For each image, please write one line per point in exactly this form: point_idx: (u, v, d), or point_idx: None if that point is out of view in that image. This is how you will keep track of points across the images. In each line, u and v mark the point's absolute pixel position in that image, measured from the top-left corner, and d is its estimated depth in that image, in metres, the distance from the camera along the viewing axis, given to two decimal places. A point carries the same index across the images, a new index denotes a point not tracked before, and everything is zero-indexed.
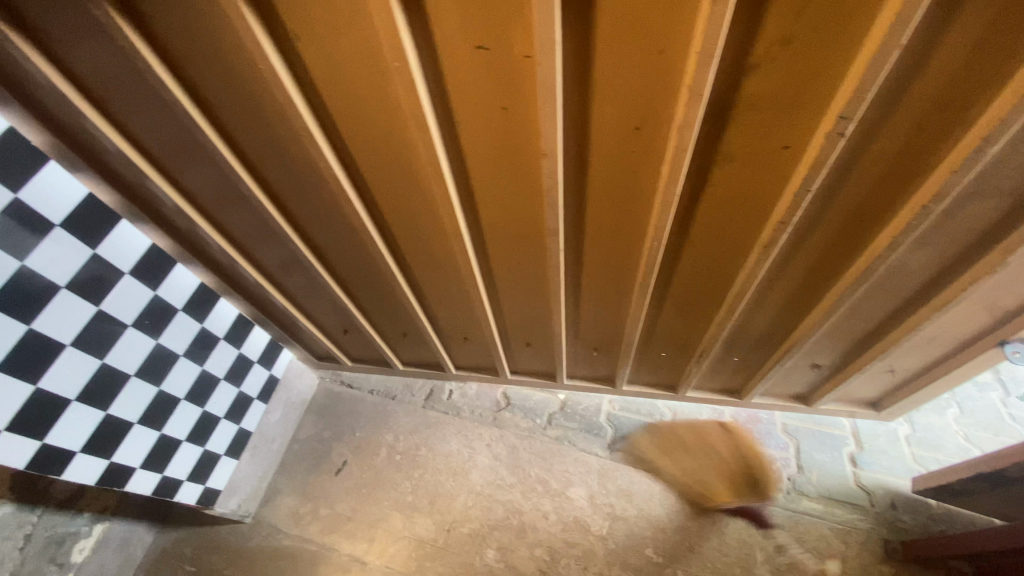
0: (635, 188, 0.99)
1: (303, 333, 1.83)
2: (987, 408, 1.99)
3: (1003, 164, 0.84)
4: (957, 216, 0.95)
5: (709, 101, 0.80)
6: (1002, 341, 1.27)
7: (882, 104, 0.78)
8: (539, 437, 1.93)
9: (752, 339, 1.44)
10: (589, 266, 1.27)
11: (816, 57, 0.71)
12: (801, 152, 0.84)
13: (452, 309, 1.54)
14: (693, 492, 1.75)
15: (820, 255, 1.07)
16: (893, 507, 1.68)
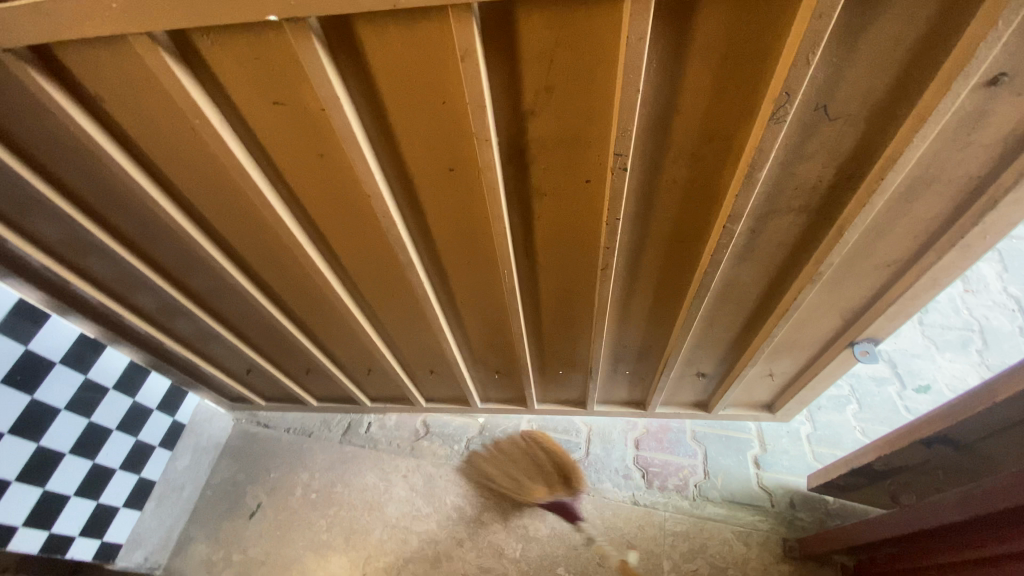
0: (472, 222, 1.04)
1: (208, 377, 1.82)
2: (885, 402, 2.09)
3: (785, 184, 0.92)
4: (766, 232, 1.03)
5: (506, 142, 0.87)
6: (851, 342, 1.35)
7: (659, 137, 0.84)
8: (455, 463, 1.94)
9: (633, 351, 1.51)
10: (462, 296, 1.31)
11: (581, 101, 0.78)
12: (603, 184, 0.93)
13: (346, 344, 1.56)
14: (609, 489, 1.84)
15: (659, 271, 1.15)
16: (792, 506, 1.75)
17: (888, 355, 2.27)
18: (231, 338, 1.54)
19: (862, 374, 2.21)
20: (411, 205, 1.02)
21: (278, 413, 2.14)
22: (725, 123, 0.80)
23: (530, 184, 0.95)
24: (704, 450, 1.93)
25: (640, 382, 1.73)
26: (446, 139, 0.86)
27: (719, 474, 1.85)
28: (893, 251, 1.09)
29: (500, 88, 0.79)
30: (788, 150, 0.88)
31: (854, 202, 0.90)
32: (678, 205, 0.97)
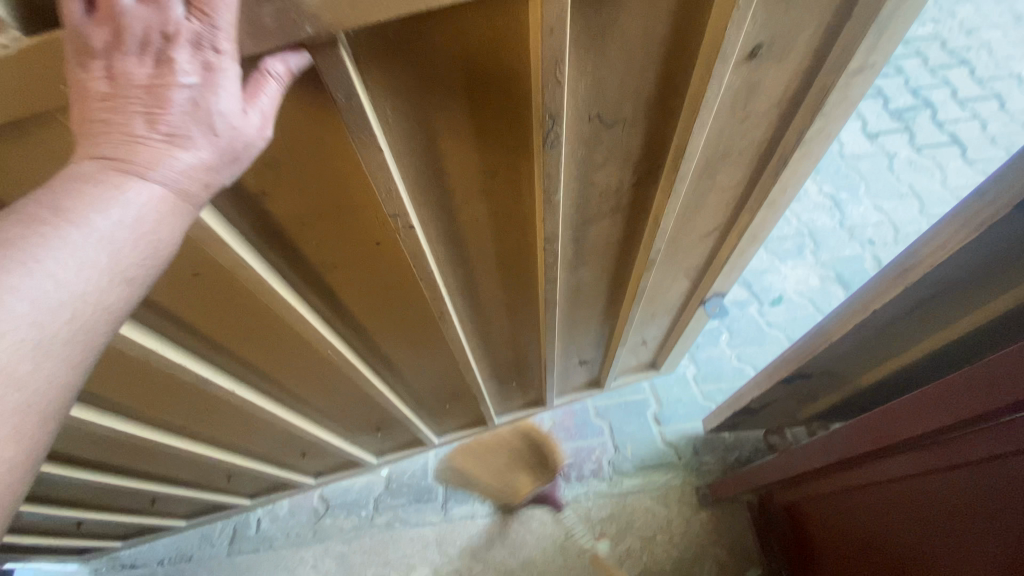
0: (258, 317, 0.98)
1: (23, 547, 1.49)
2: (749, 324, 2.26)
3: (592, 188, 0.93)
4: (589, 236, 1.07)
5: (270, 232, 0.82)
6: (702, 301, 1.49)
7: (438, 188, 0.85)
8: (367, 532, 1.77)
9: (507, 354, 1.51)
10: (284, 378, 1.21)
11: (339, 183, 0.78)
12: (393, 245, 0.93)
13: (180, 465, 1.39)
14: (525, 498, 1.78)
15: (501, 283, 1.17)
16: (696, 453, 1.83)
17: (744, 277, 2.44)
18: (40, 514, 1.32)
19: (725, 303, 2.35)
20: (181, 327, 0.93)
21: (142, 547, 1.81)
22: (502, 156, 0.82)
23: (306, 260, 0.91)
24: (610, 425, 1.92)
25: (531, 383, 1.76)
26: (183, 258, 0.79)
27: (628, 444, 1.87)
28: (713, 217, 1.15)
29: (259, 191, 0.75)
30: (581, 162, 0.86)
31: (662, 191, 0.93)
32: (489, 234, 1.00)
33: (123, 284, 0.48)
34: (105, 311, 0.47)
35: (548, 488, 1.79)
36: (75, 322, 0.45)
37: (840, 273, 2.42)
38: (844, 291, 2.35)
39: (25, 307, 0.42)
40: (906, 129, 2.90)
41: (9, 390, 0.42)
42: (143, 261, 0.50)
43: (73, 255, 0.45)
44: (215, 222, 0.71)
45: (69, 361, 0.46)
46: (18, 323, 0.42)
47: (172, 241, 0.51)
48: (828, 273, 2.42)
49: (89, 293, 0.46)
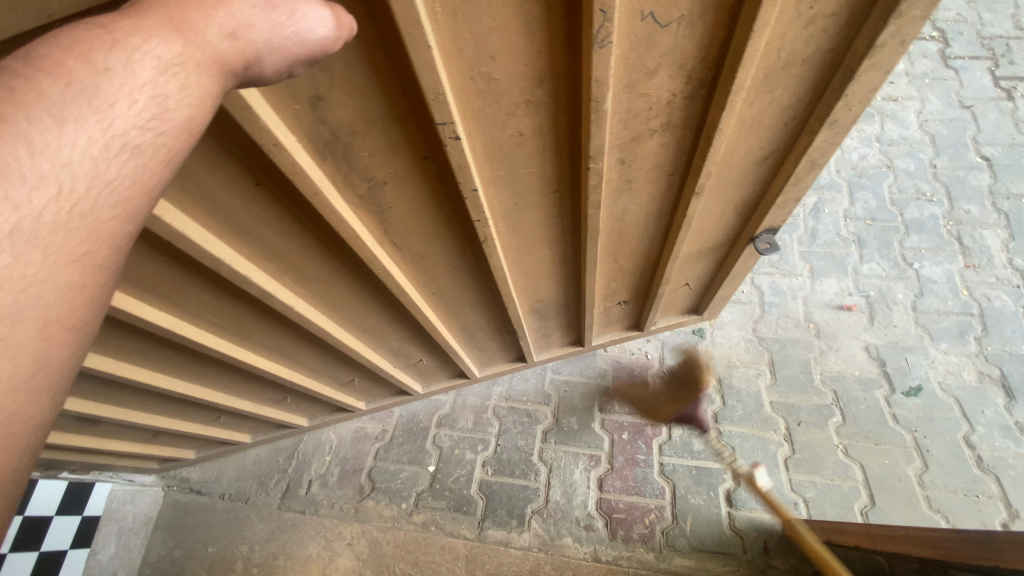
0: (317, 231, 0.93)
1: (114, 459, 1.70)
2: (872, 412, 1.89)
3: (636, 112, 0.86)
4: (638, 155, 0.96)
5: (312, 139, 0.74)
6: (752, 238, 1.38)
7: (493, 95, 0.75)
8: (404, 525, 1.79)
9: (554, 302, 1.56)
10: (332, 304, 1.19)
11: (381, 78, 0.68)
12: (441, 162, 0.83)
13: (249, 385, 1.51)
14: (558, 500, 1.76)
15: (560, 223, 1.13)
16: (766, 552, 1.61)
17: (878, 348, 2.05)
18: (117, 417, 1.40)
19: (846, 378, 1.98)
20: (241, 236, 0.88)
21: (211, 474, 1.99)
22: (562, 58, 0.72)
23: (361, 172, 0.82)
24: (673, 486, 1.75)
25: (568, 325, 1.78)
26: (245, 146, 0.72)
27: (687, 517, 1.69)
28: (764, 137, 1.05)
29: (333, 97, 0.69)
30: (628, 70, 0.77)
31: (715, 102, 0.85)
32: (545, 151, 0.89)
33: (129, 158, 0.45)
34: (135, 182, 0.46)
35: (593, 499, 1.75)
36: (78, 197, 0.43)
37: (1007, 372, 1.95)
38: (1004, 399, 1.89)
39: (17, 176, 0.39)
40: None
41: (14, 275, 0.39)
42: (147, 131, 0.46)
43: (72, 120, 0.42)
44: (268, 119, 0.65)
45: (73, 254, 0.43)
46: (11, 192, 0.39)
47: (182, 114, 0.48)
48: (989, 370, 1.96)
49: (87, 165, 0.43)
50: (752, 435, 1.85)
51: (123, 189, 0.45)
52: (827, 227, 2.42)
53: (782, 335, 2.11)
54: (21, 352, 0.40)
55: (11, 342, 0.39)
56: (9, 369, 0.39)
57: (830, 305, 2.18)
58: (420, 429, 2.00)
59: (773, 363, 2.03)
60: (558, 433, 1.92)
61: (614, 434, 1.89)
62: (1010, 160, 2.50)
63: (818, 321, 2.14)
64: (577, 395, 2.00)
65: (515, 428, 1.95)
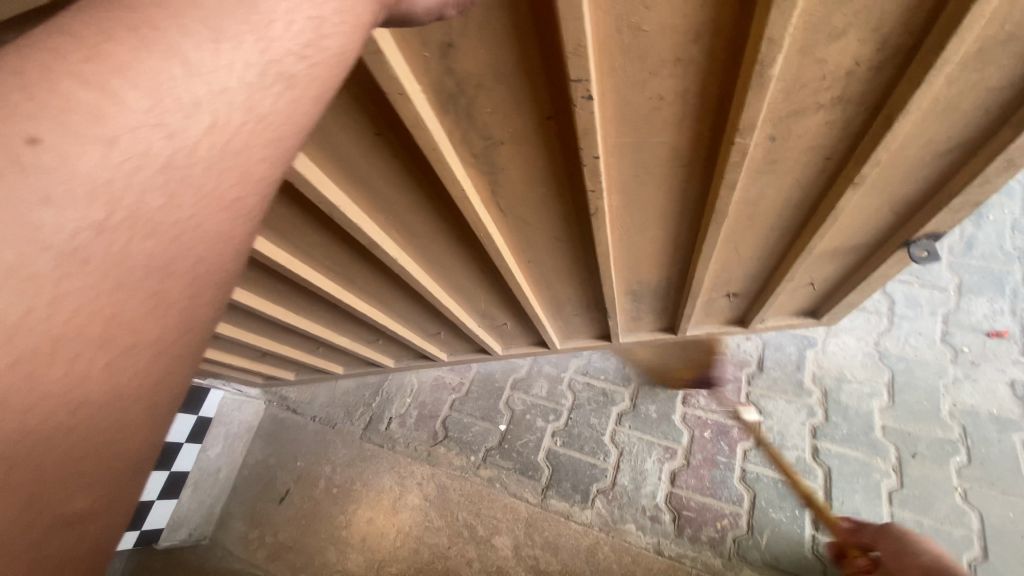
0: (426, 186, 0.91)
1: (225, 370, 1.89)
2: (1008, 458, 1.62)
3: (800, 84, 0.73)
4: (794, 131, 0.83)
5: (439, 90, 0.71)
6: (906, 242, 1.18)
7: (642, 52, 0.67)
8: (470, 477, 1.85)
9: (653, 285, 1.46)
10: (431, 258, 1.19)
11: (522, 26, 0.62)
12: (565, 124, 0.76)
13: (350, 323, 1.59)
14: (627, 487, 1.72)
15: (679, 203, 1.03)
16: None
17: None
18: (233, 335, 1.54)
19: (982, 413, 1.71)
20: (355, 183, 0.88)
21: (305, 396, 2.18)
22: (728, 11, 0.61)
23: (480, 129, 0.79)
24: (753, 495, 1.64)
25: (665, 310, 1.66)
26: (371, 95, 0.70)
27: (764, 531, 1.57)
28: (956, 124, 0.87)
29: (467, 44, 0.64)
30: (808, 29, 0.65)
31: (907, 78, 0.70)
32: (684, 120, 0.79)
33: (283, 89, 0.40)
34: (286, 117, 0.41)
35: (664, 494, 1.68)
36: (235, 128, 0.37)
37: None
38: None
39: (173, 100, 0.33)
40: None
41: (169, 219, 0.36)
42: (303, 60, 0.40)
43: (230, 37, 0.36)
44: (397, 65, 0.62)
45: (224, 199, 0.39)
46: (166, 118, 0.33)
47: (334, 43, 0.42)
48: None
49: (244, 94, 0.37)
50: (856, 459, 1.66)
51: (276, 124, 0.40)
52: (988, 237, 2.05)
53: (909, 354, 1.85)
54: (168, 310, 0.38)
55: (164, 298, 0.37)
56: (159, 332, 0.38)
57: (976, 328, 1.87)
58: (495, 388, 2.03)
59: (893, 385, 1.79)
60: (635, 418, 1.85)
61: (694, 430, 1.79)
62: None
63: (956, 343, 1.85)
64: (659, 383, 1.92)
65: (589, 405, 1.91)
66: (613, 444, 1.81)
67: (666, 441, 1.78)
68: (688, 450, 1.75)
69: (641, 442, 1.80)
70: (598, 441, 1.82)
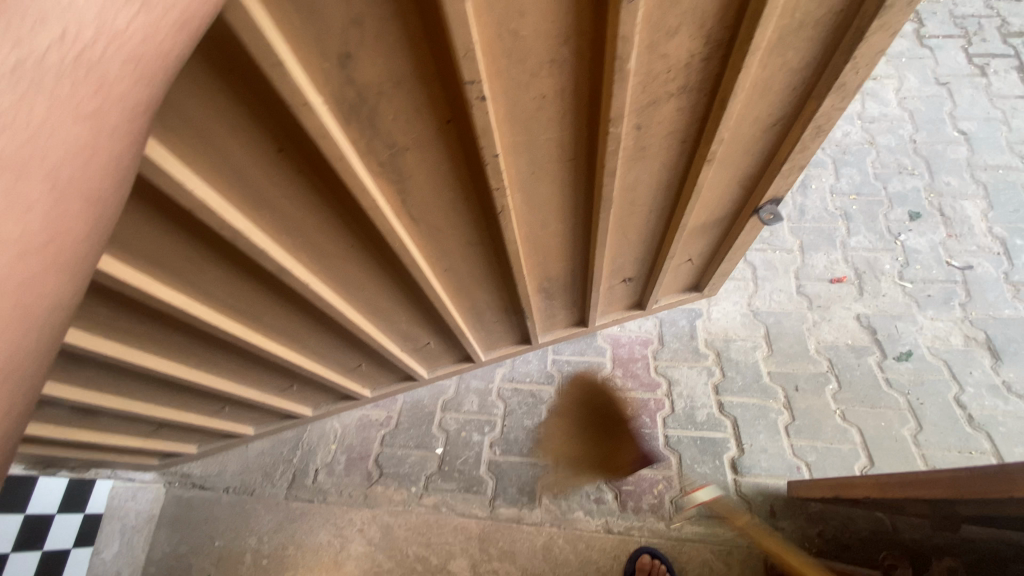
0: (332, 199, 0.92)
1: (112, 456, 1.67)
2: (865, 377, 1.95)
3: (654, 76, 0.87)
4: (654, 119, 0.97)
5: (341, 104, 0.74)
6: (756, 209, 1.41)
7: (522, 55, 0.76)
8: (414, 508, 1.79)
9: (561, 281, 1.57)
10: (343, 281, 1.17)
11: (418, 36, 0.68)
12: (464, 126, 0.84)
13: (260, 369, 1.50)
14: (569, 478, 1.78)
15: (571, 195, 1.14)
16: (772, 515, 1.65)
17: (868, 316, 2.11)
18: (117, 407, 1.37)
19: (839, 345, 2.04)
20: (256, 206, 0.88)
21: (213, 468, 1.96)
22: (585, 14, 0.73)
23: (384, 138, 0.82)
24: (679, 457, 1.78)
25: (575, 303, 1.78)
26: (273, 112, 0.73)
27: (695, 486, 1.72)
28: (773, 103, 1.08)
29: (367, 57, 0.69)
30: (653, 29, 0.78)
31: (731, 64, 0.87)
32: (564, 115, 0.90)
33: (139, 12, 0.41)
34: (145, 43, 0.42)
35: (604, 475, 1.77)
36: (87, 44, 0.39)
37: (991, 335, 2.03)
38: (990, 358, 1.97)
39: (16, 13, 0.34)
40: None
41: (21, 123, 0.37)
42: None
43: None
44: (296, 75, 0.65)
45: (80, 111, 0.40)
46: (11, 29, 0.34)
47: None
48: (974, 333, 2.04)
49: (98, 14, 0.38)
50: (754, 404, 1.89)
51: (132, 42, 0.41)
52: (814, 203, 2.48)
53: (776, 308, 2.16)
54: (31, 211, 0.39)
55: (23, 198, 0.38)
56: (22, 228, 0.39)
57: (821, 278, 2.24)
58: (425, 414, 2.00)
59: (769, 336, 2.08)
60: (564, 412, 1.94)
61: (618, 410, 1.92)
62: (986, 134, 2.59)
63: (809, 293, 2.20)
64: (580, 374, 2.02)
65: (520, 409, 1.96)
66: (550, 442, 1.87)
67: (597, 424, 1.89)
68: (618, 433, 1.86)
69: (575, 432, 1.88)
70: (535, 442, 1.87)
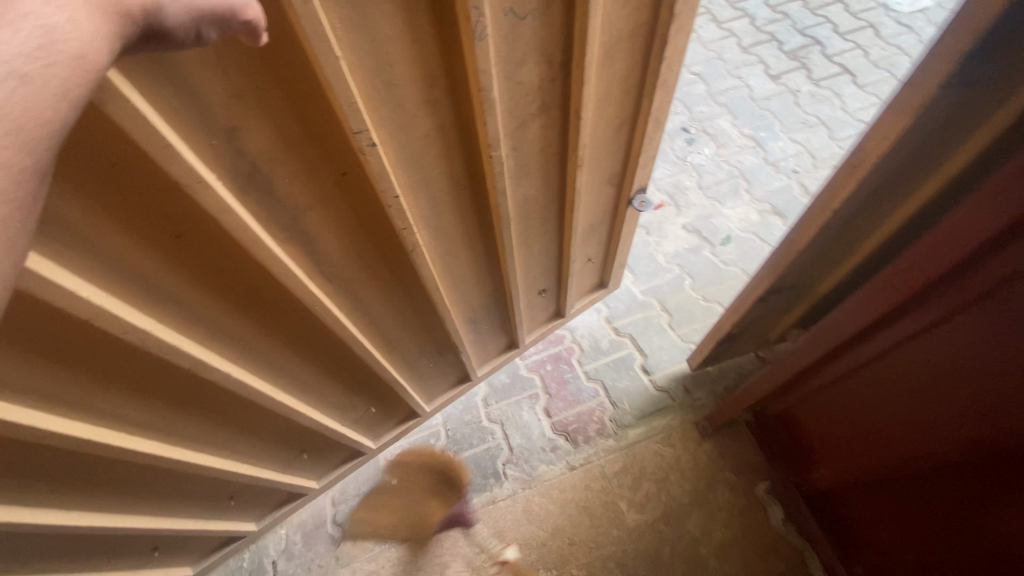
0: (230, 274, 0.97)
1: None
2: (707, 265, 2.39)
3: (516, 101, 1.09)
4: (525, 137, 1.19)
5: (241, 176, 0.84)
6: (631, 201, 1.72)
7: (398, 104, 0.93)
8: (391, 543, 1.75)
9: (485, 306, 1.70)
10: (259, 352, 1.17)
11: (301, 101, 0.82)
12: (356, 175, 0.97)
13: (194, 489, 1.38)
14: (523, 443, 1.89)
15: (468, 216, 1.31)
16: (688, 391, 1.93)
17: (691, 223, 2.58)
18: None
19: (680, 250, 2.47)
20: (162, 302, 0.91)
21: None
22: (437, 61, 0.93)
23: (284, 201, 0.92)
24: (603, 384, 2.00)
25: (505, 325, 1.87)
26: (161, 205, 0.79)
27: (624, 399, 1.94)
28: (621, 108, 1.36)
29: (263, 131, 0.81)
30: (504, 62, 1.00)
31: (575, 81, 1.13)
32: (441, 146, 1.08)
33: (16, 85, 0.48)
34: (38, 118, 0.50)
35: (548, 425, 1.92)
36: None
37: (774, 204, 2.61)
38: (781, 219, 2.54)
39: None
40: (803, 66, 3.26)
41: None
42: (35, 61, 0.50)
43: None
44: (188, 157, 0.74)
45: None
46: None
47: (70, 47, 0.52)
48: (764, 207, 2.60)
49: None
50: (639, 318, 2.19)
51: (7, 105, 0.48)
52: None
53: None
54: None
55: None
56: None
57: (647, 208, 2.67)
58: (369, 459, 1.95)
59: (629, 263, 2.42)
60: (496, 393, 2.04)
61: (539, 370, 2.08)
62: (710, 70, 3.33)
63: (645, 222, 2.61)
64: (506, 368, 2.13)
65: (457, 407, 2.02)
66: (494, 426, 1.95)
67: (524, 384, 2.04)
68: (546, 387, 2.02)
69: (512, 407, 1.99)
70: (480, 432, 1.95)
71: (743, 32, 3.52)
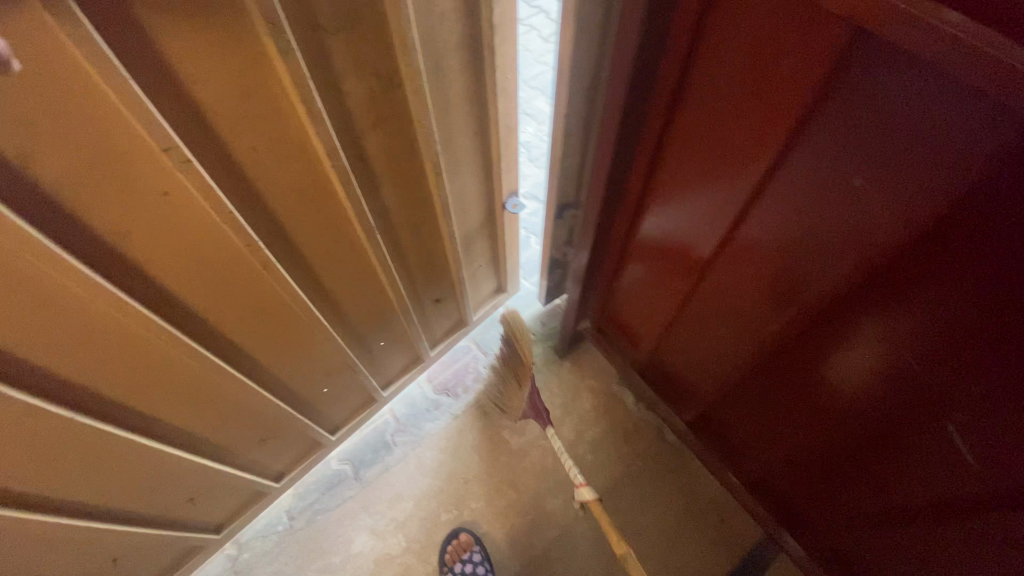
0: (58, 313, 0.89)
1: None
2: None
3: (349, 114, 1.06)
4: (370, 150, 1.16)
5: (41, 203, 0.77)
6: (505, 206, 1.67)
7: (216, 126, 0.88)
8: (293, 539, 1.78)
9: (376, 326, 1.62)
10: (109, 394, 1.08)
11: (104, 124, 0.76)
12: (182, 196, 0.90)
13: (67, 552, 1.27)
14: (407, 410, 1.97)
15: (333, 240, 1.25)
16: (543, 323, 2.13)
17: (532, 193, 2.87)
18: None
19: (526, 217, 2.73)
20: None
21: None
22: (249, 80, 0.86)
23: (99, 228, 0.86)
24: (474, 340, 2.12)
25: (400, 341, 1.79)
26: None
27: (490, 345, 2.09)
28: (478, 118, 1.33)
29: (56, 157, 0.74)
30: (322, 79, 0.97)
31: (406, 93, 1.10)
32: (281, 169, 1.02)
33: None
34: None
35: (427, 388, 2.01)
36: None
37: None
38: None
39: None
40: None
41: None
42: None
43: None
44: None
45: None
46: None
47: None
48: None
49: None
50: None
51: None
52: None
53: None
54: None
55: None
56: None
57: None
58: None
59: None
60: None
61: None
62: (524, 58, 3.64)
63: None
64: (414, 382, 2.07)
65: None
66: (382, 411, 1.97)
67: None
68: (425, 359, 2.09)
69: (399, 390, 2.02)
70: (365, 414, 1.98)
71: (549, 19, 3.86)
